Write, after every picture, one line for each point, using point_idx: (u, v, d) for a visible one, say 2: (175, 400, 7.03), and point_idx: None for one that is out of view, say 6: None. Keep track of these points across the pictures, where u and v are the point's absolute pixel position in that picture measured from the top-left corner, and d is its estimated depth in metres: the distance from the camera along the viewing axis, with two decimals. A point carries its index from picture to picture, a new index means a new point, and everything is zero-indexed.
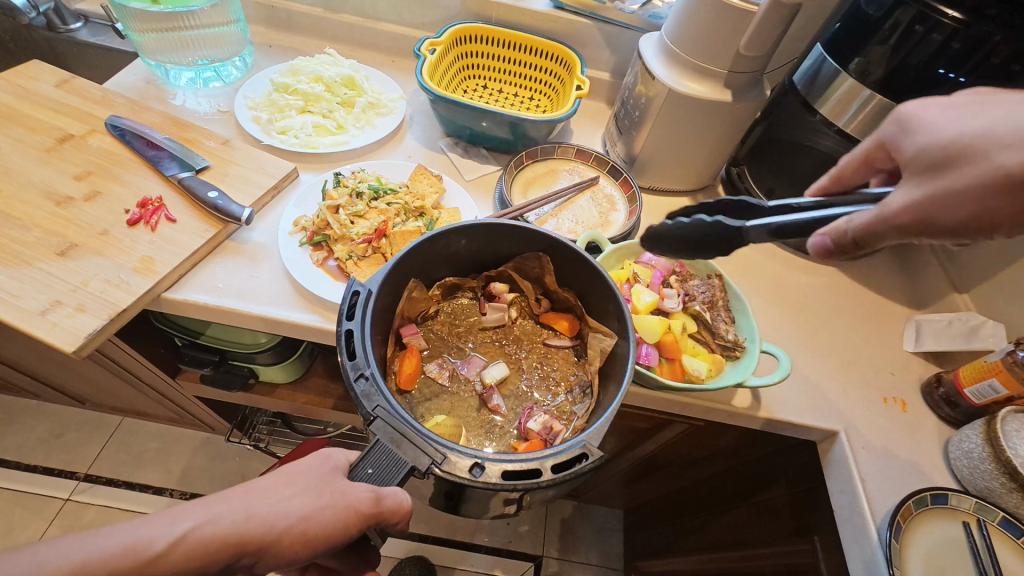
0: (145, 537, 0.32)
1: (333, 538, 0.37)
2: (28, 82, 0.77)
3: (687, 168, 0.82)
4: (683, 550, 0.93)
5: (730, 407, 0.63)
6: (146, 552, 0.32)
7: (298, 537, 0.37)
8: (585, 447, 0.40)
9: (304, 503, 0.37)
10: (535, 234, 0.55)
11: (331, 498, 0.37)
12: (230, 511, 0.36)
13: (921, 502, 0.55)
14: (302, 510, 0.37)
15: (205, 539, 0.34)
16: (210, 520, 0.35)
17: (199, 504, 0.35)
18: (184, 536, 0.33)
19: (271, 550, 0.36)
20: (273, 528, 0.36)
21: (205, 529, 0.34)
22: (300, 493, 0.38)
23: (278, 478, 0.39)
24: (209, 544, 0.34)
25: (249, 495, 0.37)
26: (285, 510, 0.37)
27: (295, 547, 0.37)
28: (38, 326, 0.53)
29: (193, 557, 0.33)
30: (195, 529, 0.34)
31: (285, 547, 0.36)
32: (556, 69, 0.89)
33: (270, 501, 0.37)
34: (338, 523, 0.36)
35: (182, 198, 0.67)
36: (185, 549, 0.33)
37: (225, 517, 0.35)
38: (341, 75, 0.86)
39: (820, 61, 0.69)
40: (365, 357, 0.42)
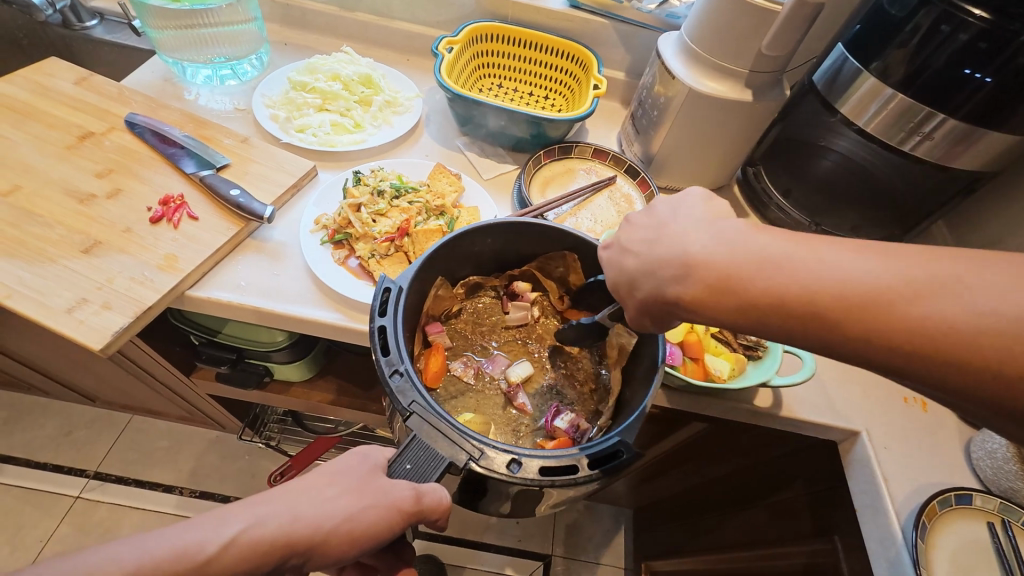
0: (196, 541, 0.32)
1: (379, 536, 0.37)
2: (45, 79, 0.77)
3: (704, 167, 0.82)
4: (697, 549, 0.93)
5: (752, 407, 0.63)
6: (199, 555, 0.32)
7: (343, 538, 0.37)
8: (621, 444, 0.40)
9: (347, 503, 0.37)
10: (561, 233, 0.55)
11: (374, 498, 0.37)
12: (276, 514, 0.36)
13: (945, 502, 0.55)
14: (346, 510, 0.37)
15: (255, 541, 0.34)
16: (258, 523, 0.35)
17: (245, 506, 0.35)
18: (233, 540, 0.33)
19: (319, 550, 0.36)
20: (320, 529, 0.36)
21: (253, 532, 0.34)
22: (343, 493, 0.38)
23: (318, 478, 0.39)
24: (259, 547, 0.34)
25: (293, 497, 0.37)
26: (330, 511, 0.37)
27: (342, 547, 0.37)
28: (65, 324, 0.53)
29: (244, 560, 0.33)
30: (244, 532, 0.34)
31: (332, 547, 0.36)
32: (572, 68, 0.89)
33: (314, 502, 0.37)
34: (384, 521, 0.37)
35: (203, 196, 0.67)
36: (237, 551, 0.33)
37: (272, 519, 0.35)
38: (358, 73, 0.86)
39: (841, 60, 0.69)
40: (399, 354, 0.42)
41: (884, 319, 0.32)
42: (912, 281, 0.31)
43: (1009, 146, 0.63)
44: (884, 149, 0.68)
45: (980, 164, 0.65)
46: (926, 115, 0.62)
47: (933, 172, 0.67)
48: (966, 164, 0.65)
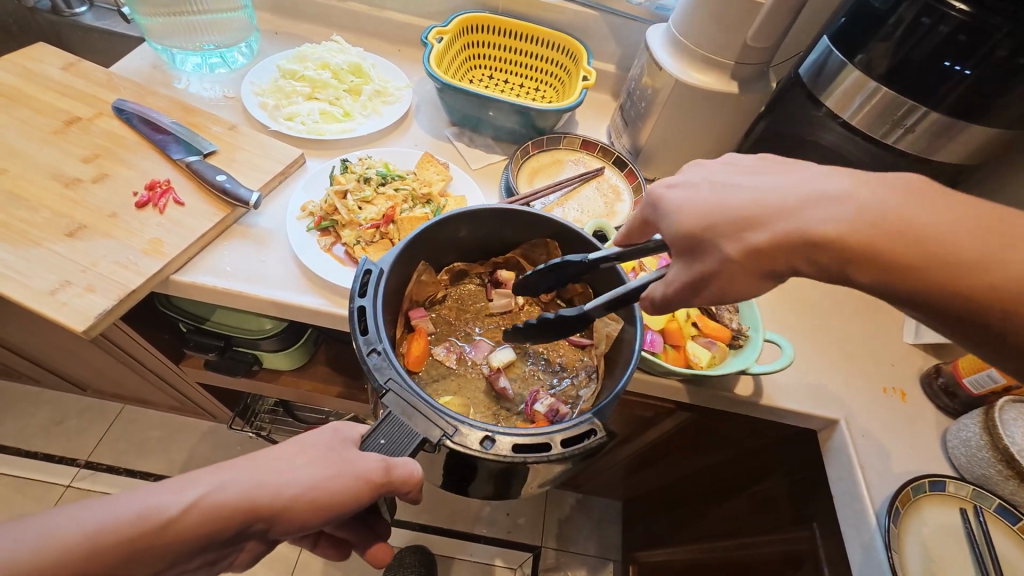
0: (156, 504, 0.34)
1: (345, 504, 0.37)
2: (33, 64, 0.77)
3: (691, 160, 0.83)
4: (681, 539, 0.94)
5: (732, 395, 0.64)
6: (158, 518, 0.33)
7: (308, 505, 0.37)
8: (594, 424, 0.41)
9: (314, 472, 0.38)
10: (545, 220, 0.56)
11: (340, 467, 0.38)
12: (240, 480, 0.36)
13: (919, 489, 0.56)
14: (313, 478, 0.37)
15: (216, 505, 0.35)
16: (221, 487, 0.35)
17: (210, 472, 0.36)
18: (195, 502, 0.34)
19: (282, 517, 0.37)
20: (283, 496, 0.37)
21: (216, 496, 0.35)
22: (312, 461, 0.38)
23: (289, 447, 0.40)
24: (220, 510, 0.35)
25: (261, 464, 0.38)
26: (296, 478, 0.37)
27: (307, 514, 0.37)
28: (48, 306, 0.53)
29: (207, 521, 0.34)
30: (205, 496, 0.35)
31: (296, 514, 0.37)
32: (562, 59, 0.89)
33: (280, 470, 0.38)
34: (349, 490, 0.37)
35: (189, 182, 0.67)
36: (197, 513, 0.34)
37: (236, 485, 0.36)
38: (347, 62, 0.86)
39: (826, 53, 0.69)
40: (377, 333, 0.42)
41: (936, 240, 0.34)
42: (971, 227, 0.34)
43: (988, 140, 0.64)
44: (867, 142, 0.69)
45: (961, 157, 0.66)
46: (908, 108, 0.63)
47: (915, 165, 0.68)
48: (947, 157, 0.66)
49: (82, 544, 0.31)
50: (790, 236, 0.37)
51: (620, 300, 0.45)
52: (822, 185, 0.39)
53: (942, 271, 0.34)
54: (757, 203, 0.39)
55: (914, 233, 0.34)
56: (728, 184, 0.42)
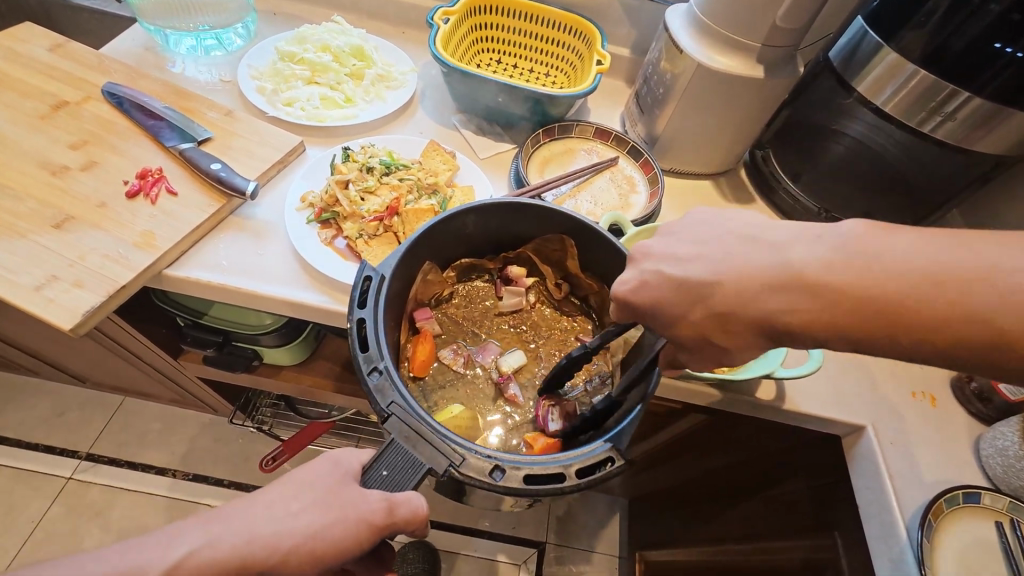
0: (136, 566, 0.32)
1: (346, 552, 0.35)
2: (20, 45, 0.73)
3: (709, 150, 0.78)
4: (690, 540, 0.92)
5: (754, 399, 0.60)
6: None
7: (306, 556, 0.35)
8: (612, 451, 0.38)
9: (312, 520, 0.35)
10: (560, 215, 0.53)
11: (340, 511, 0.35)
12: (231, 534, 0.34)
13: (953, 501, 0.53)
14: (311, 527, 0.35)
15: (203, 564, 0.32)
16: (210, 544, 0.33)
17: (198, 526, 0.34)
18: (180, 563, 0.32)
19: (278, 572, 0.35)
20: (278, 550, 0.34)
21: (203, 554, 0.33)
22: (309, 507, 0.36)
23: (286, 488, 0.37)
24: (207, 570, 0.32)
25: (250, 514, 0.36)
26: (291, 529, 0.35)
27: (305, 566, 0.35)
28: (33, 303, 0.50)
29: None
30: (192, 554, 0.33)
31: (293, 567, 0.35)
32: (574, 42, 0.85)
33: (275, 519, 0.35)
34: (351, 536, 0.35)
35: (183, 170, 0.64)
36: (184, 573, 0.32)
37: (226, 541, 0.34)
38: (349, 44, 0.82)
39: (860, 35, 0.64)
40: (378, 350, 0.39)
41: (888, 291, 0.33)
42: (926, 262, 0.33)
43: None
44: (902, 130, 0.64)
45: (1003, 148, 0.62)
46: (947, 95, 0.58)
47: (952, 156, 0.64)
48: (988, 149, 0.62)
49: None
50: (762, 326, 0.37)
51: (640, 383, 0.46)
52: (763, 259, 0.38)
53: (937, 320, 0.32)
54: (713, 298, 0.39)
55: (874, 292, 0.33)
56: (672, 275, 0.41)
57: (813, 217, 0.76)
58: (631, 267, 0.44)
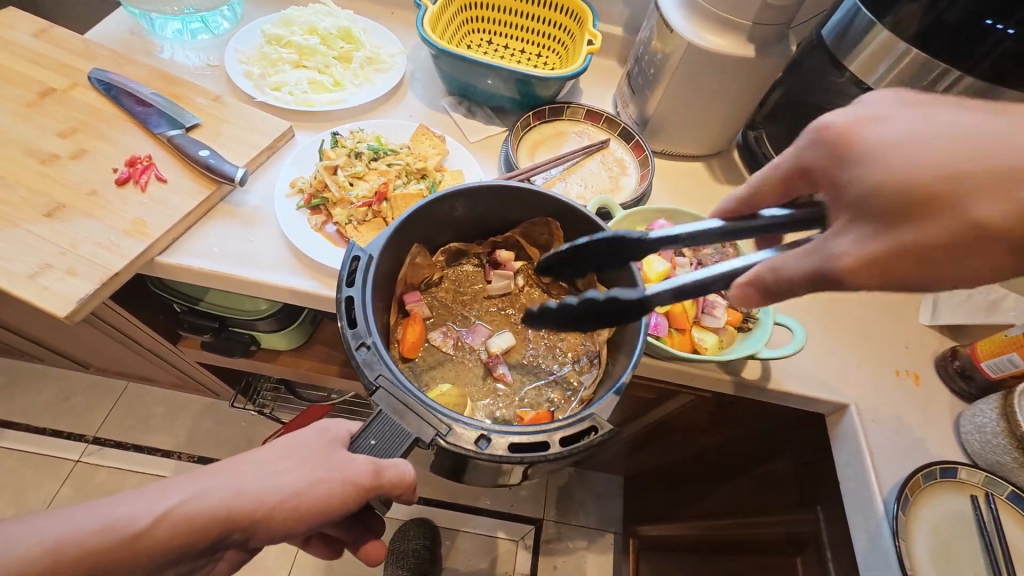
0: (126, 515, 0.32)
1: (330, 510, 0.36)
2: (4, 31, 0.72)
3: (700, 132, 0.78)
4: (681, 516, 0.94)
5: (739, 379, 0.62)
6: (128, 529, 0.32)
7: (291, 512, 0.36)
8: (596, 420, 0.39)
9: (297, 478, 0.36)
10: (546, 198, 0.53)
11: (325, 472, 0.36)
12: (219, 487, 0.35)
13: (930, 476, 0.55)
14: (297, 485, 0.36)
15: (189, 516, 0.33)
16: (197, 496, 0.34)
17: (187, 479, 0.35)
18: (168, 513, 0.33)
19: (262, 525, 0.35)
20: (264, 504, 0.35)
21: (190, 505, 0.33)
22: (294, 466, 0.37)
23: (273, 451, 0.38)
24: (195, 521, 0.33)
25: (241, 471, 0.36)
26: (277, 485, 0.36)
27: (289, 522, 0.36)
28: (28, 290, 0.51)
29: (183, 530, 0.33)
30: (181, 504, 0.33)
31: (278, 522, 0.36)
32: (565, 21, 0.83)
33: (261, 476, 0.36)
34: (336, 496, 0.36)
35: (172, 157, 0.64)
36: (170, 524, 0.33)
37: (213, 494, 0.34)
38: (337, 26, 0.81)
39: (853, 12, 0.63)
40: (366, 326, 0.40)
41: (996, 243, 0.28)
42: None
43: None
44: None
45: None
46: (939, 72, 0.58)
47: None
48: None
49: (45, 558, 0.30)
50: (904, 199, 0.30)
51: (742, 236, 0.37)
52: (901, 154, 0.31)
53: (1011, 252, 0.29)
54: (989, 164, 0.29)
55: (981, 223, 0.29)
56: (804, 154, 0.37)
57: None
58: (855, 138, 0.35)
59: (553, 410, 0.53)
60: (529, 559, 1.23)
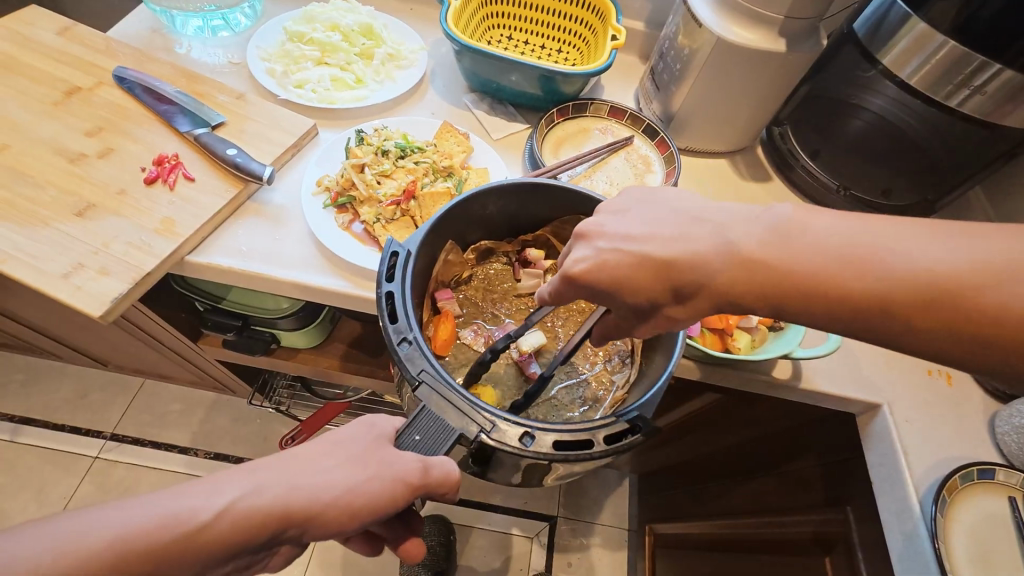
0: (186, 510, 0.32)
1: (381, 508, 0.36)
2: (27, 29, 0.72)
3: (726, 127, 0.77)
4: (700, 513, 0.94)
5: (770, 379, 0.61)
6: (189, 524, 0.32)
7: (344, 509, 0.35)
8: (638, 420, 0.39)
9: (348, 475, 0.36)
10: (580, 196, 0.52)
11: (375, 469, 0.36)
12: (273, 484, 0.34)
13: (967, 477, 0.54)
14: (348, 481, 0.35)
15: (246, 512, 0.33)
16: (255, 491, 0.34)
17: (239, 476, 0.34)
18: (227, 509, 0.32)
19: (316, 522, 0.35)
20: (319, 500, 0.35)
21: (248, 501, 0.33)
22: (345, 463, 0.36)
23: (321, 447, 0.38)
24: (253, 517, 0.33)
25: (293, 467, 0.36)
26: (329, 482, 0.35)
27: (342, 519, 0.35)
28: (61, 290, 0.51)
29: (241, 528, 0.33)
30: (238, 501, 0.33)
31: (331, 519, 0.35)
32: (588, 16, 0.82)
33: (313, 472, 0.36)
34: (387, 495, 0.35)
35: (198, 156, 0.64)
36: (230, 520, 0.32)
37: (268, 490, 0.34)
38: (358, 23, 0.80)
39: (887, 5, 0.62)
40: (407, 321, 0.40)
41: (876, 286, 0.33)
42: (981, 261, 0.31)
43: None
44: (927, 105, 0.63)
45: None
46: (978, 65, 0.56)
47: (977, 131, 0.62)
48: (1016, 124, 0.60)
49: (112, 551, 0.30)
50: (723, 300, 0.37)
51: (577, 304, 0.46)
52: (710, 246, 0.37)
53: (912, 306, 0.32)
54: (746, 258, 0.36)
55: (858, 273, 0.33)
56: (637, 249, 0.38)
57: (831, 195, 0.75)
58: (584, 245, 0.41)
59: (586, 409, 0.53)
60: (544, 555, 1.23)
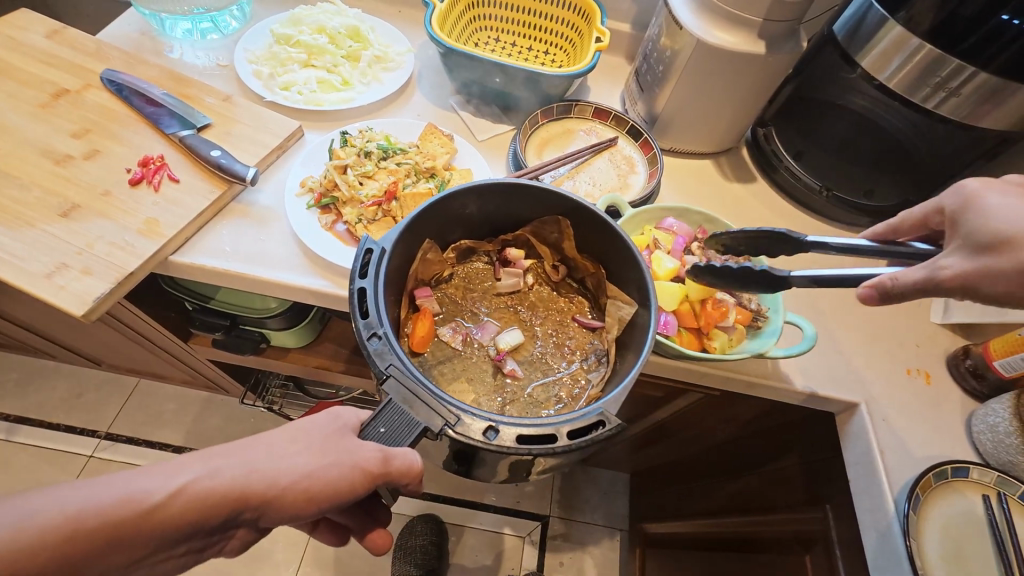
0: (141, 489, 0.32)
1: (338, 496, 0.36)
2: (17, 33, 0.73)
3: (709, 129, 0.78)
4: (687, 513, 0.94)
5: (748, 377, 0.62)
6: (143, 503, 0.32)
7: (301, 494, 0.36)
8: (603, 415, 0.39)
9: (309, 461, 0.36)
10: (556, 196, 0.53)
11: (336, 456, 0.37)
12: (232, 466, 0.35)
13: (941, 475, 0.55)
14: (307, 467, 0.36)
15: (203, 493, 0.33)
16: (211, 473, 0.34)
17: (199, 457, 0.35)
18: (183, 489, 0.33)
19: (273, 506, 0.35)
20: (276, 484, 0.35)
21: (204, 482, 0.33)
22: (306, 449, 0.37)
23: (284, 435, 0.38)
24: (208, 497, 0.33)
25: (252, 450, 0.37)
26: (288, 466, 0.36)
27: (299, 503, 0.36)
28: (44, 290, 0.52)
29: (196, 508, 0.33)
30: (194, 482, 0.33)
31: (288, 503, 0.36)
32: (574, 19, 0.83)
33: (273, 457, 0.36)
34: (345, 480, 0.36)
35: (183, 157, 0.65)
36: (185, 500, 0.33)
37: (226, 472, 0.34)
38: (345, 26, 0.81)
39: (866, 8, 0.63)
40: (378, 317, 0.41)
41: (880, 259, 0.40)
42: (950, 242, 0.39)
43: None
44: (904, 107, 0.63)
45: (1009, 125, 0.60)
46: (953, 69, 0.57)
47: (954, 132, 0.63)
48: (992, 125, 0.60)
49: (65, 526, 0.30)
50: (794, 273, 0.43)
51: (835, 283, 0.43)
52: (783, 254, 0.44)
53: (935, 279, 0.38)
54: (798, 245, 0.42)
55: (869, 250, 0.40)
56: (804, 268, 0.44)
57: (813, 196, 0.76)
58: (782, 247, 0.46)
59: (561, 407, 0.53)
60: (536, 554, 1.24)
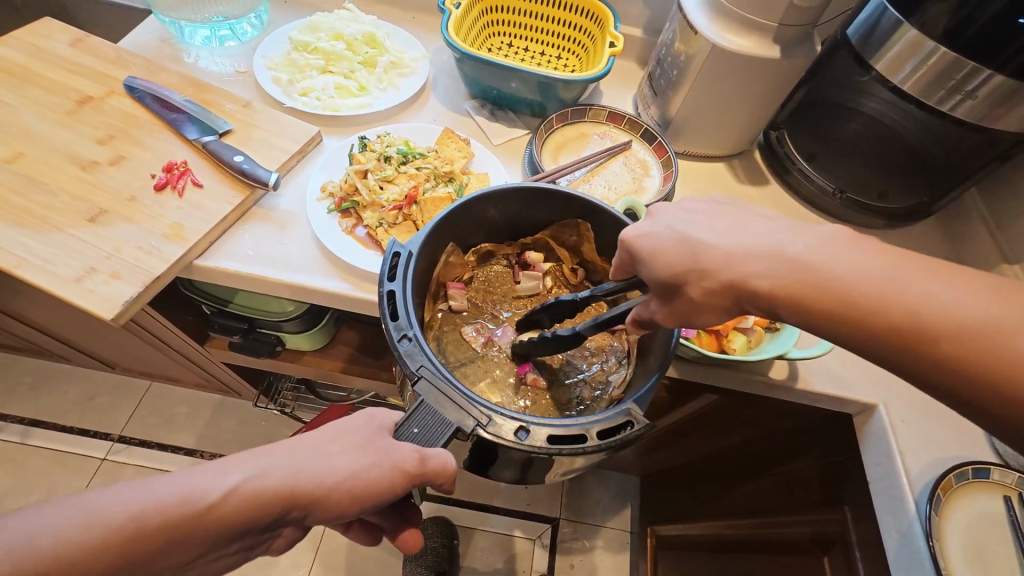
0: (197, 488, 0.33)
1: (380, 495, 0.37)
2: (41, 41, 0.74)
3: (725, 132, 0.78)
4: (701, 515, 0.94)
5: (767, 380, 0.62)
6: (200, 502, 0.33)
7: (344, 495, 0.36)
8: (631, 414, 0.40)
9: (352, 461, 0.37)
10: (575, 200, 0.54)
11: (376, 456, 0.37)
12: (279, 467, 0.36)
13: (962, 476, 0.55)
14: (351, 467, 0.37)
15: (255, 492, 0.34)
16: (260, 474, 0.35)
17: (248, 458, 0.35)
18: (235, 488, 0.34)
19: (320, 505, 0.36)
20: (322, 483, 0.36)
21: (254, 482, 0.34)
22: (347, 449, 0.38)
23: (320, 433, 0.39)
24: (261, 497, 0.34)
25: (296, 451, 0.37)
26: (333, 467, 0.37)
27: (343, 503, 0.36)
28: (74, 294, 0.53)
29: (248, 507, 0.34)
30: (245, 481, 0.34)
31: (333, 503, 0.36)
32: (587, 24, 0.84)
33: (318, 458, 0.37)
34: (386, 481, 0.36)
35: (206, 163, 0.66)
36: (237, 499, 0.33)
37: (276, 472, 0.35)
38: (361, 32, 0.82)
39: (880, 12, 0.63)
40: (407, 318, 0.42)
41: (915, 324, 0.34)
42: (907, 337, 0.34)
43: None
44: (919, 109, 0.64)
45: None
46: (969, 72, 0.57)
47: (970, 134, 0.63)
48: (1009, 126, 0.60)
49: (127, 524, 0.31)
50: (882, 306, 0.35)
51: None
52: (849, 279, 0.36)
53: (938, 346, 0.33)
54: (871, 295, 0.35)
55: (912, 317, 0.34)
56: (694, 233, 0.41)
57: (827, 197, 0.77)
58: None
59: (584, 408, 0.54)
60: (546, 557, 1.24)
